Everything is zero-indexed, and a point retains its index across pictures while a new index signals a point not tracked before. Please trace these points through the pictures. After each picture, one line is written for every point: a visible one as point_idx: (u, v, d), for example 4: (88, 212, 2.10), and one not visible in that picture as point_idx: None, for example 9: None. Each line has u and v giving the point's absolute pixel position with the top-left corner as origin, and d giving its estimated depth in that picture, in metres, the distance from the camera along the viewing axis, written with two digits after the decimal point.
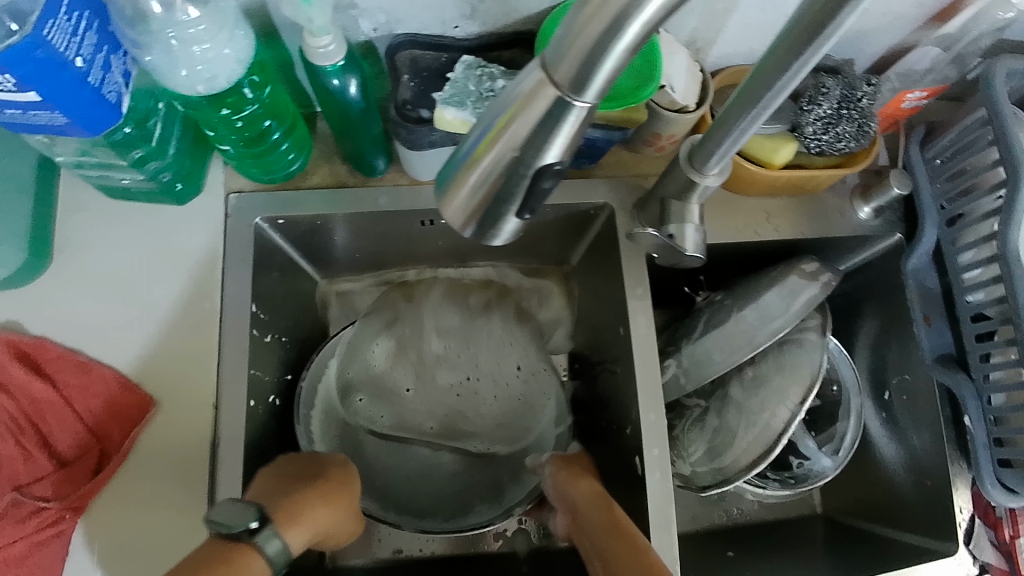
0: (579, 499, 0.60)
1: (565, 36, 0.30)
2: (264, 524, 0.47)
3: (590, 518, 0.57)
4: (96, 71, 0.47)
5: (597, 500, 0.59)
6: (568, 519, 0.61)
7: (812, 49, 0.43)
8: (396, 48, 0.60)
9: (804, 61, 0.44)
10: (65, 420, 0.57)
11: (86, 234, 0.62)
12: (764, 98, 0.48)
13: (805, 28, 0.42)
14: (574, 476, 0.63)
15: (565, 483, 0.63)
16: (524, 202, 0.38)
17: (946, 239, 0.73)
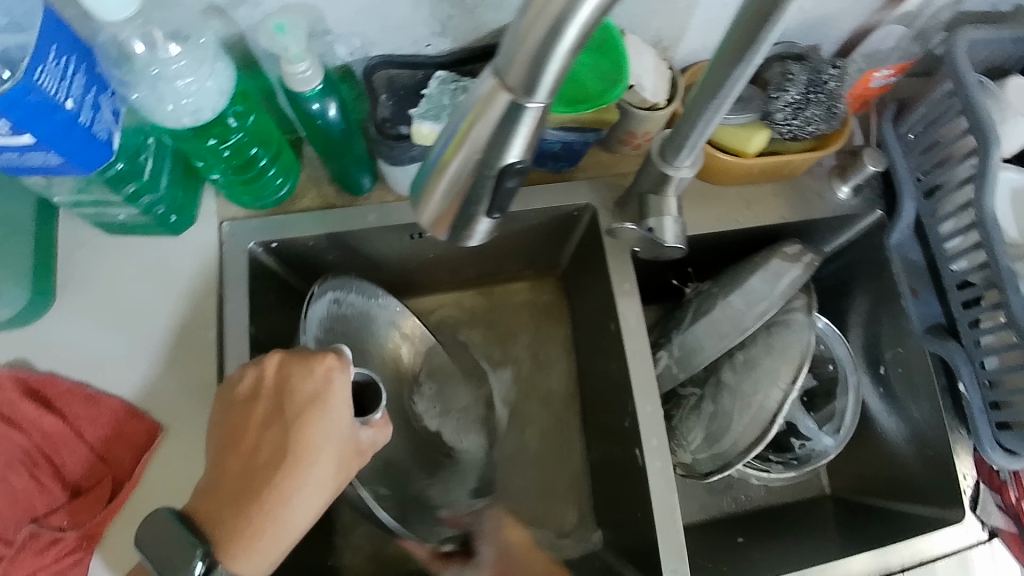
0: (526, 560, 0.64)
1: (514, 41, 0.32)
2: (212, 565, 0.48)
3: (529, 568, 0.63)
4: (86, 111, 0.49)
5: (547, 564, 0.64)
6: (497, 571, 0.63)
7: (764, 35, 0.45)
8: (372, 68, 0.62)
9: (761, 44, 0.45)
10: (77, 451, 0.58)
11: (87, 271, 0.64)
12: (727, 85, 0.50)
13: (755, 16, 0.44)
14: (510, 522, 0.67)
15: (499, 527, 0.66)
16: (494, 202, 0.40)
17: (925, 211, 0.74)
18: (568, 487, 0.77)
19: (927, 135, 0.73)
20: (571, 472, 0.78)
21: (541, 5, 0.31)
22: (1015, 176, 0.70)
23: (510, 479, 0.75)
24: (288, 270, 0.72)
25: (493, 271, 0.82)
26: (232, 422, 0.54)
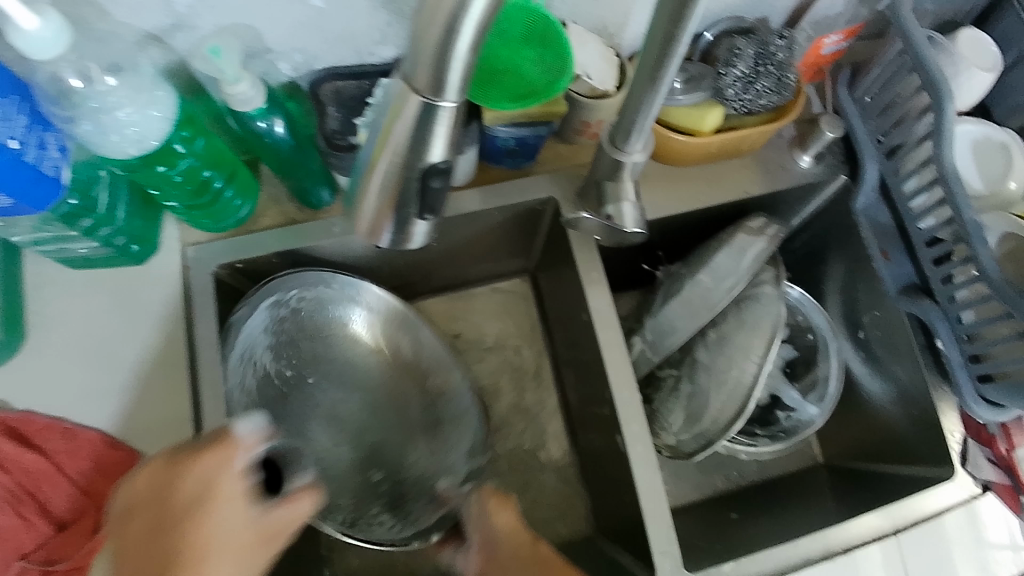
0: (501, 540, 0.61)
1: (415, 42, 0.32)
2: None
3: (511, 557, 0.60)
4: (31, 149, 0.50)
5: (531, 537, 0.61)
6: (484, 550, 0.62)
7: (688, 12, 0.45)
8: (318, 82, 0.62)
9: (691, 21, 0.46)
10: (60, 485, 0.59)
11: (57, 307, 0.65)
12: (663, 66, 0.50)
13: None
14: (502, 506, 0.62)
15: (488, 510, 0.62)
16: (426, 205, 0.40)
17: (888, 171, 0.74)
18: (558, 479, 0.77)
19: (882, 96, 0.73)
20: (560, 464, 0.78)
21: (433, 8, 0.30)
22: (973, 128, 0.71)
23: (499, 477, 0.75)
24: (258, 289, 0.73)
25: (465, 271, 0.82)
26: (145, 519, 0.47)
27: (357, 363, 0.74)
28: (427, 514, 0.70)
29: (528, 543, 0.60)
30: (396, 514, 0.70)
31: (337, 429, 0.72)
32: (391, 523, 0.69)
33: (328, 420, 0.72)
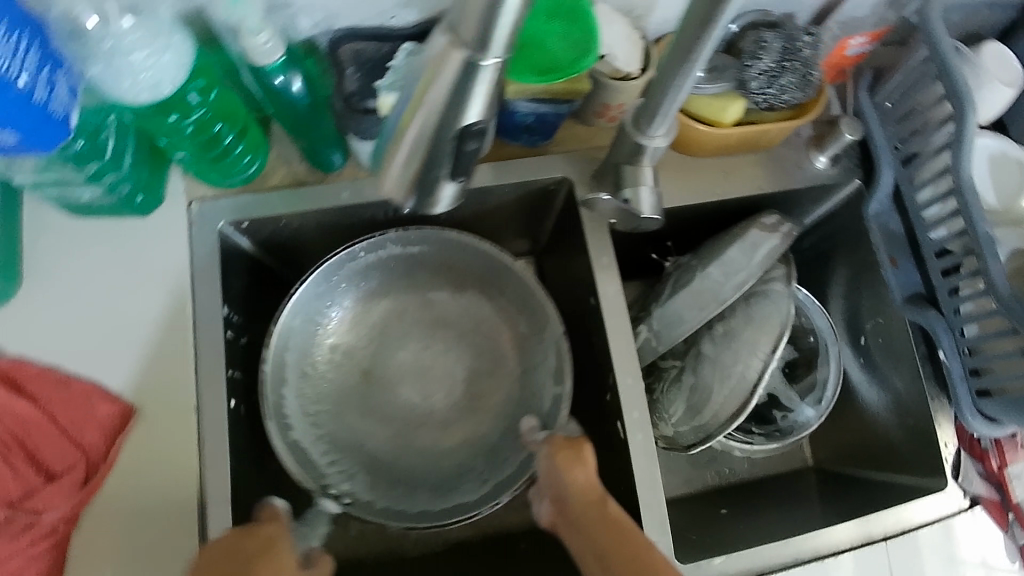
0: (571, 497, 0.58)
1: None
2: None
3: (584, 518, 0.56)
4: (41, 87, 0.48)
5: (603, 497, 0.57)
6: (554, 503, 0.59)
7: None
8: (338, 42, 0.60)
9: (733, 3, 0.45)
10: (51, 436, 0.59)
11: (56, 254, 0.64)
12: (700, 46, 0.48)
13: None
14: (572, 462, 0.59)
15: (561, 468, 0.59)
16: (459, 168, 0.39)
17: (903, 179, 0.74)
18: None
19: (904, 102, 0.72)
20: None
21: None
22: (992, 142, 0.70)
23: None
24: (262, 251, 0.71)
25: None
26: None
27: (436, 308, 0.77)
28: (513, 459, 0.71)
29: (599, 500, 0.57)
30: (488, 464, 0.72)
31: (410, 393, 0.74)
32: (484, 470, 0.71)
33: (412, 380, 0.75)
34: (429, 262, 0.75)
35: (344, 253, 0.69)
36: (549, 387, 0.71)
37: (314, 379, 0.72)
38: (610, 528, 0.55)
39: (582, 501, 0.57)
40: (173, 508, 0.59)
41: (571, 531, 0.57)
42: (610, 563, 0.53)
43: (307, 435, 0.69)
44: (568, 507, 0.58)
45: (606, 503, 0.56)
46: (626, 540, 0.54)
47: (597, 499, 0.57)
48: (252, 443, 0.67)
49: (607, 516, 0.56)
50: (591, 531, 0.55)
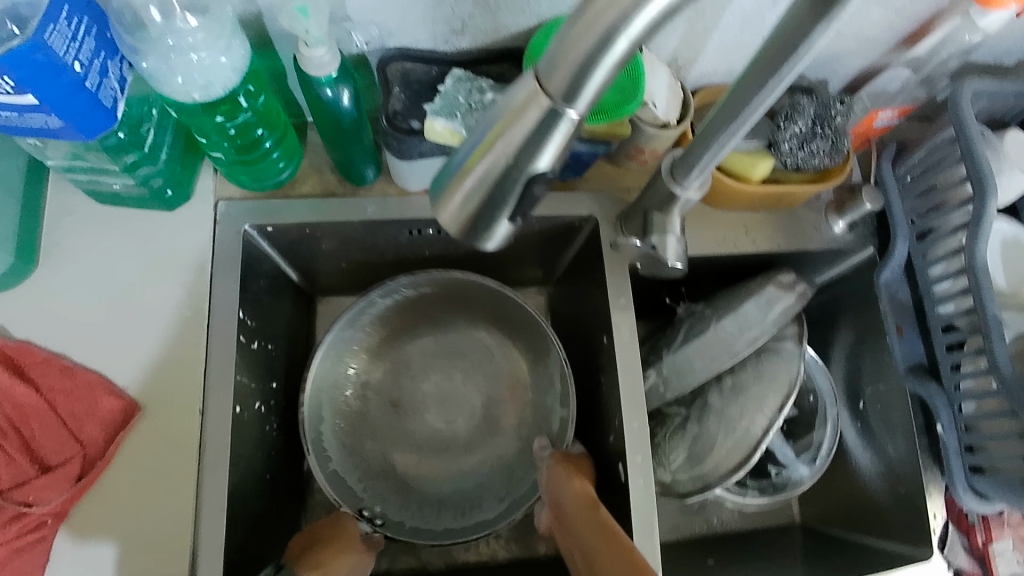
0: (565, 502, 0.63)
1: (558, 50, 0.31)
2: None
3: (577, 519, 0.61)
4: (93, 75, 0.49)
5: (594, 500, 0.62)
6: (553, 513, 0.65)
7: (789, 68, 0.43)
8: (387, 60, 0.61)
9: (780, 77, 0.44)
10: (49, 426, 0.58)
11: (75, 239, 0.64)
12: (744, 112, 0.48)
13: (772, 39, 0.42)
14: (570, 471, 0.65)
15: (560, 477, 0.66)
16: (518, 209, 0.38)
17: (917, 253, 0.75)
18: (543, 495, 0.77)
19: (924, 178, 0.74)
20: None
21: (591, 17, 0.30)
22: (1007, 227, 0.72)
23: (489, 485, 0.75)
24: (280, 254, 0.71)
25: (486, 271, 0.81)
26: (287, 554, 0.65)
27: (453, 340, 0.80)
28: (529, 479, 0.74)
29: (590, 503, 0.62)
30: (505, 483, 0.75)
31: (435, 419, 0.77)
32: (500, 490, 0.75)
33: (436, 407, 0.78)
34: (442, 302, 0.79)
35: (364, 300, 0.73)
36: (558, 408, 0.75)
37: (348, 413, 0.76)
38: (596, 524, 0.59)
39: (575, 505, 0.63)
40: (172, 524, 0.58)
41: (566, 536, 0.62)
42: (596, 554, 0.57)
43: (345, 465, 0.74)
44: (561, 510, 0.64)
45: (597, 505, 0.62)
46: (611, 534, 0.58)
47: (589, 502, 0.62)
48: (253, 449, 0.66)
49: (594, 514, 0.60)
50: (581, 530, 0.60)
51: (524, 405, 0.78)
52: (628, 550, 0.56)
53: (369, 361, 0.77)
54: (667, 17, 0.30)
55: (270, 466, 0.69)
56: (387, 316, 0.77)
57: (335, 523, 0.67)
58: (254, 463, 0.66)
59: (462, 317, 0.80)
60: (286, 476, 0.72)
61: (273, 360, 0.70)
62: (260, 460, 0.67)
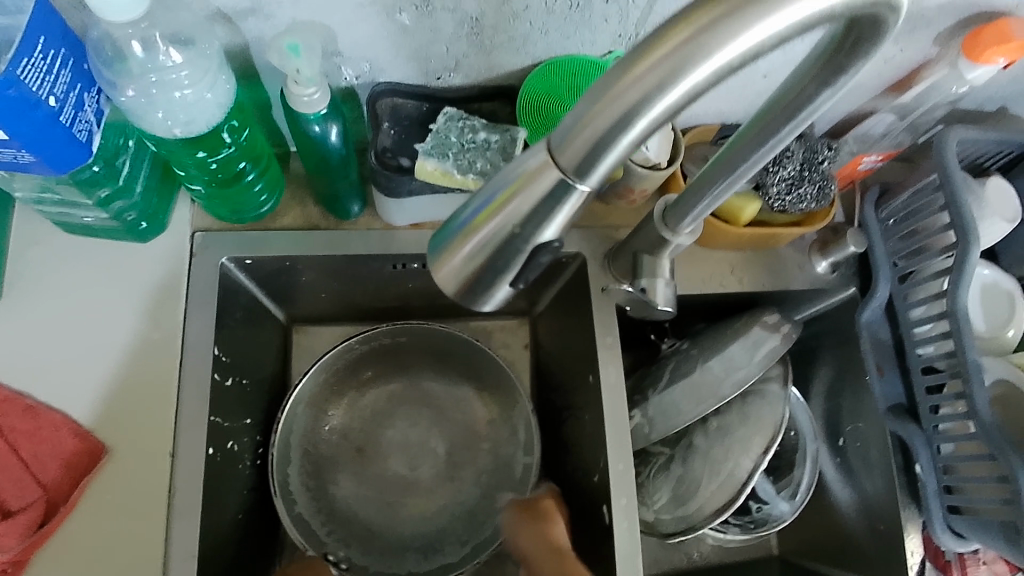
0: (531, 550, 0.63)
1: (573, 124, 0.31)
2: None
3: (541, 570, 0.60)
4: (68, 109, 0.46)
5: (563, 546, 0.62)
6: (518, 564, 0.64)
7: (790, 128, 0.43)
8: (377, 94, 0.60)
9: (777, 140, 0.44)
10: (10, 468, 0.55)
11: (41, 269, 0.61)
12: (737, 171, 0.47)
13: (774, 101, 0.42)
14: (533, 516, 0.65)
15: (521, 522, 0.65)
16: (519, 272, 0.37)
17: (898, 295, 0.76)
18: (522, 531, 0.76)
19: (906, 223, 0.75)
20: None
21: (613, 93, 0.29)
22: (987, 272, 0.74)
23: (471, 522, 0.74)
24: (258, 286, 0.69)
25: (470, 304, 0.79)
26: None
27: (416, 386, 0.79)
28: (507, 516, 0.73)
29: (557, 550, 0.61)
30: (467, 526, 0.74)
31: (403, 461, 0.76)
32: (463, 532, 0.74)
33: (401, 456, 0.76)
34: (417, 349, 0.78)
35: (343, 343, 0.74)
36: (520, 457, 0.75)
37: (317, 455, 0.74)
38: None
39: (542, 554, 0.62)
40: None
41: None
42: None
43: (309, 509, 0.72)
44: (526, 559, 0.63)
45: (564, 553, 0.61)
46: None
47: (557, 550, 0.61)
48: (227, 489, 0.64)
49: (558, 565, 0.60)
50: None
51: (505, 441, 0.77)
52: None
53: (343, 411, 0.76)
54: (688, 101, 0.29)
55: (242, 506, 0.66)
56: (361, 362, 0.77)
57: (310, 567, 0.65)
58: (226, 505, 0.63)
59: (435, 363, 0.79)
60: (259, 515, 0.70)
61: (248, 397, 0.68)
62: (232, 500, 0.64)
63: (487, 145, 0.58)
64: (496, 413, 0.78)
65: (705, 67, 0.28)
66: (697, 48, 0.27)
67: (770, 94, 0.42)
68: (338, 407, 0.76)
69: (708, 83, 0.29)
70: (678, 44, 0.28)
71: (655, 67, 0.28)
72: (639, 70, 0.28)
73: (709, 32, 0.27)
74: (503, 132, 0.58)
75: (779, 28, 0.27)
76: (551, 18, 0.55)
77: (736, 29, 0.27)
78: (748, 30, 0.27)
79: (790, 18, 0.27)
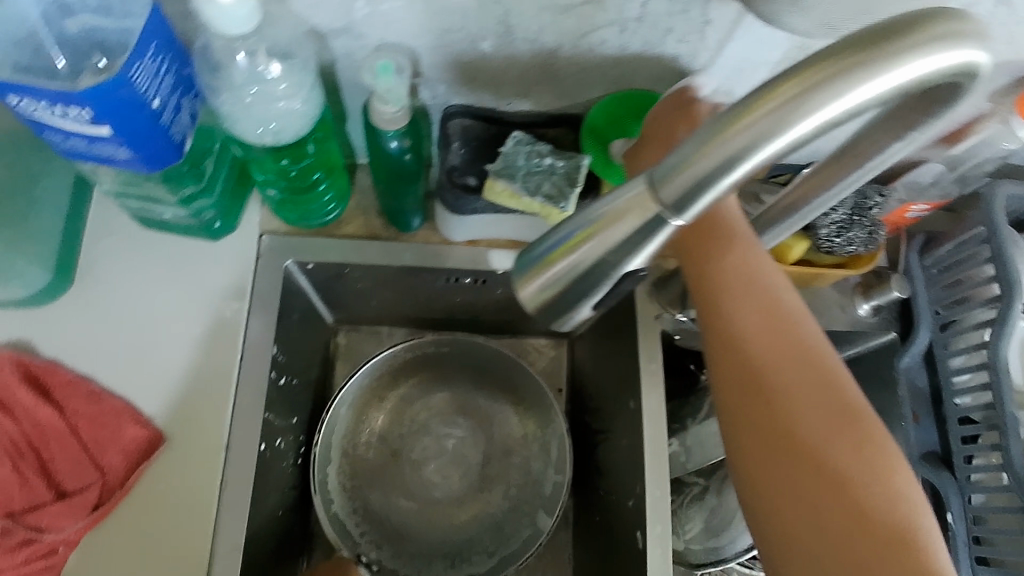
0: (728, 422, 0.42)
1: (678, 162, 0.33)
2: None
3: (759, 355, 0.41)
4: (168, 112, 0.49)
5: (781, 389, 0.40)
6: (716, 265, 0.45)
7: (845, 181, 0.43)
8: (450, 115, 0.62)
9: (845, 185, 0.44)
10: (68, 450, 0.57)
11: (113, 260, 0.64)
12: (802, 212, 0.48)
13: (843, 149, 0.42)
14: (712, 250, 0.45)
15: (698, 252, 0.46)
16: (600, 297, 0.39)
17: (938, 342, 0.77)
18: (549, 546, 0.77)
19: (950, 272, 0.76)
20: (561, 524, 0.80)
21: (719, 139, 0.31)
22: None
23: (499, 536, 0.75)
24: (314, 290, 0.71)
25: (512, 322, 0.80)
26: None
27: (458, 395, 0.80)
28: (534, 531, 0.74)
29: (779, 415, 0.39)
30: (494, 537, 0.75)
31: (439, 468, 0.77)
32: (490, 543, 0.74)
33: (437, 462, 0.77)
34: (456, 361, 0.80)
35: (390, 351, 0.74)
36: (550, 474, 0.76)
37: (355, 457, 0.76)
38: (807, 465, 0.38)
39: (759, 428, 0.40)
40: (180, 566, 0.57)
41: (753, 490, 0.40)
42: (814, 543, 0.37)
43: (345, 509, 0.74)
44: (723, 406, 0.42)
45: (793, 414, 0.39)
46: (838, 455, 0.38)
47: (776, 415, 0.40)
48: (272, 486, 0.65)
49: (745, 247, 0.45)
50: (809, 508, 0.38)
51: (537, 459, 0.78)
52: (874, 503, 0.37)
53: (386, 418, 0.78)
54: (790, 150, 0.31)
55: (283, 503, 0.68)
56: (403, 370, 0.79)
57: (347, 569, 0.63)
58: (269, 502, 0.64)
59: (475, 376, 0.80)
60: (295, 513, 0.71)
61: (297, 396, 0.69)
62: (275, 496, 0.66)
63: (553, 170, 0.59)
64: (532, 427, 0.79)
65: (811, 120, 0.30)
66: (804, 101, 0.30)
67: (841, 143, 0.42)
68: (388, 413, 0.78)
69: (812, 135, 0.31)
70: (786, 98, 0.30)
71: (759, 119, 0.30)
72: (749, 120, 0.31)
73: (814, 90, 0.30)
74: (568, 158, 0.60)
75: (888, 85, 0.30)
76: (625, 53, 0.57)
77: (842, 88, 0.29)
78: (858, 84, 0.30)
79: (903, 77, 0.30)
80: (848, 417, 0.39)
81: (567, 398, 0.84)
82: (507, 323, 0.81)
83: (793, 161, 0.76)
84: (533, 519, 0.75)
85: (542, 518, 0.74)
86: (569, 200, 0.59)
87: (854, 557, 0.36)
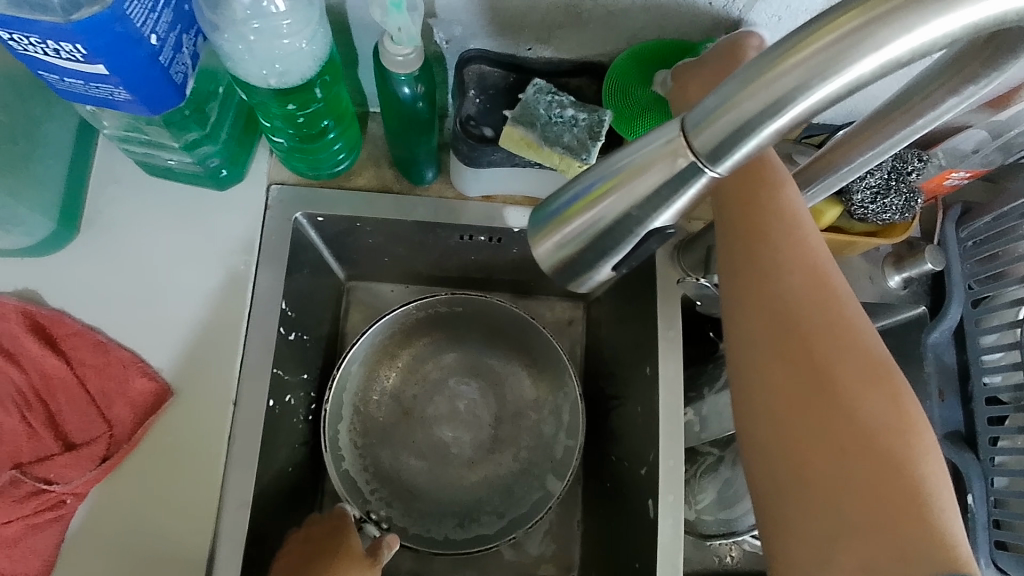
0: (750, 364, 0.39)
1: (718, 105, 0.30)
2: None
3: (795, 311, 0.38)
4: (167, 50, 0.46)
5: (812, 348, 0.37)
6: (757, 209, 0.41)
7: (896, 139, 0.40)
8: (467, 61, 0.59)
9: (892, 142, 0.40)
10: (76, 401, 0.57)
11: (122, 208, 0.62)
12: (839, 173, 0.45)
13: (893, 102, 0.38)
14: (755, 194, 0.41)
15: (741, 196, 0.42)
16: (623, 257, 0.36)
17: (970, 319, 0.73)
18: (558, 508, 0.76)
19: (986, 246, 0.72)
20: (572, 488, 0.79)
21: (766, 78, 0.28)
22: None
23: (509, 498, 0.74)
24: (325, 244, 0.69)
25: (527, 283, 0.78)
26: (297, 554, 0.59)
27: (471, 356, 0.79)
28: (541, 497, 0.73)
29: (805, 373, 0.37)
30: (503, 499, 0.74)
31: (452, 429, 0.76)
32: (500, 504, 0.74)
33: (448, 423, 0.76)
34: (470, 322, 0.78)
35: (401, 308, 0.72)
36: (561, 438, 0.75)
37: (366, 415, 0.75)
38: (834, 417, 0.36)
39: (787, 375, 0.37)
40: (186, 520, 0.56)
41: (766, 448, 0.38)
42: (830, 498, 0.35)
43: (355, 466, 0.73)
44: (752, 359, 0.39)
45: (820, 362, 0.37)
46: (867, 409, 0.36)
47: (801, 362, 0.37)
48: (281, 441, 0.64)
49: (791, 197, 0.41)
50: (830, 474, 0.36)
51: (548, 422, 0.76)
52: (897, 458, 0.35)
53: (398, 375, 0.77)
54: (846, 94, 0.28)
55: (292, 459, 0.67)
56: (416, 329, 0.77)
57: (343, 527, 0.60)
58: (276, 457, 0.64)
59: (488, 338, 0.78)
60: (305, 469, 0.70)
61: (307, 353, 0.68)
62: (283, 452, 0.65)
63: (575, 122, 0.56)
64: (544, 390, 0.77)
65: (876, 57, 0.26)
66: (867, 36, 0.26)
67: (891, 95, 0.38)
68: (399, 370, 0.77)
69: (872, 78, 0.27)
70: (846, 33, 0.26)
71: (811, 57, 0.27)
72: (801, 55, 0.27)
73: (881, 22, 0.26)
74: (591, 111, 0.56)
75: (975, 20, 0.26)
76: None
77: (914, 21, 0.25)
78: (941, 15, 0.25)
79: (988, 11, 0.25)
80: (876, 370, 0.37)
81: (580, 362, 0.82)
82: (522, 283, 0.78)
83: (828, 123, 0.71)
84: (542, 483, 0.74)
85: (551, 481, 0.73)
86: (591, 154, 0.56)
87: (869, 512, 0.34)
